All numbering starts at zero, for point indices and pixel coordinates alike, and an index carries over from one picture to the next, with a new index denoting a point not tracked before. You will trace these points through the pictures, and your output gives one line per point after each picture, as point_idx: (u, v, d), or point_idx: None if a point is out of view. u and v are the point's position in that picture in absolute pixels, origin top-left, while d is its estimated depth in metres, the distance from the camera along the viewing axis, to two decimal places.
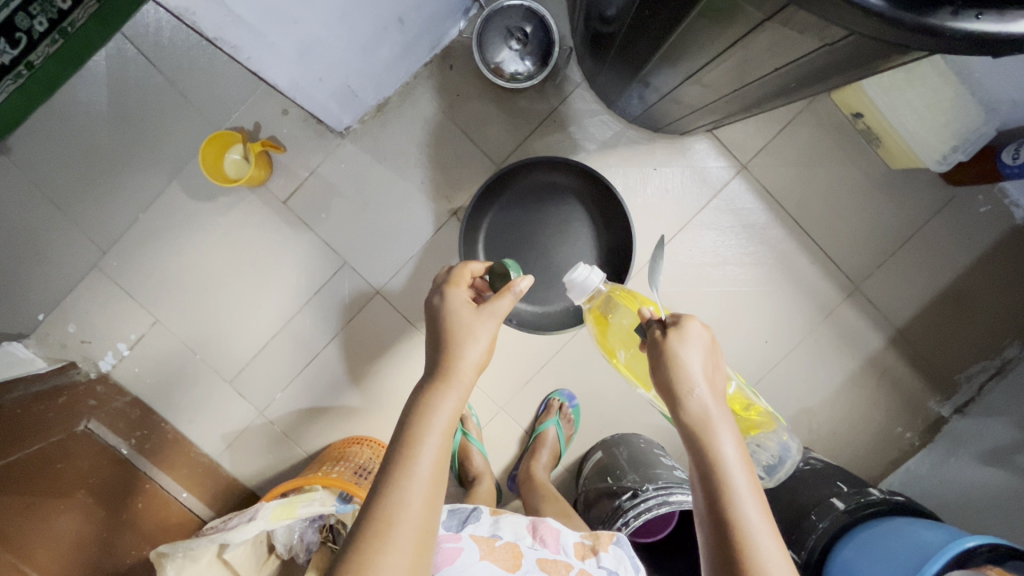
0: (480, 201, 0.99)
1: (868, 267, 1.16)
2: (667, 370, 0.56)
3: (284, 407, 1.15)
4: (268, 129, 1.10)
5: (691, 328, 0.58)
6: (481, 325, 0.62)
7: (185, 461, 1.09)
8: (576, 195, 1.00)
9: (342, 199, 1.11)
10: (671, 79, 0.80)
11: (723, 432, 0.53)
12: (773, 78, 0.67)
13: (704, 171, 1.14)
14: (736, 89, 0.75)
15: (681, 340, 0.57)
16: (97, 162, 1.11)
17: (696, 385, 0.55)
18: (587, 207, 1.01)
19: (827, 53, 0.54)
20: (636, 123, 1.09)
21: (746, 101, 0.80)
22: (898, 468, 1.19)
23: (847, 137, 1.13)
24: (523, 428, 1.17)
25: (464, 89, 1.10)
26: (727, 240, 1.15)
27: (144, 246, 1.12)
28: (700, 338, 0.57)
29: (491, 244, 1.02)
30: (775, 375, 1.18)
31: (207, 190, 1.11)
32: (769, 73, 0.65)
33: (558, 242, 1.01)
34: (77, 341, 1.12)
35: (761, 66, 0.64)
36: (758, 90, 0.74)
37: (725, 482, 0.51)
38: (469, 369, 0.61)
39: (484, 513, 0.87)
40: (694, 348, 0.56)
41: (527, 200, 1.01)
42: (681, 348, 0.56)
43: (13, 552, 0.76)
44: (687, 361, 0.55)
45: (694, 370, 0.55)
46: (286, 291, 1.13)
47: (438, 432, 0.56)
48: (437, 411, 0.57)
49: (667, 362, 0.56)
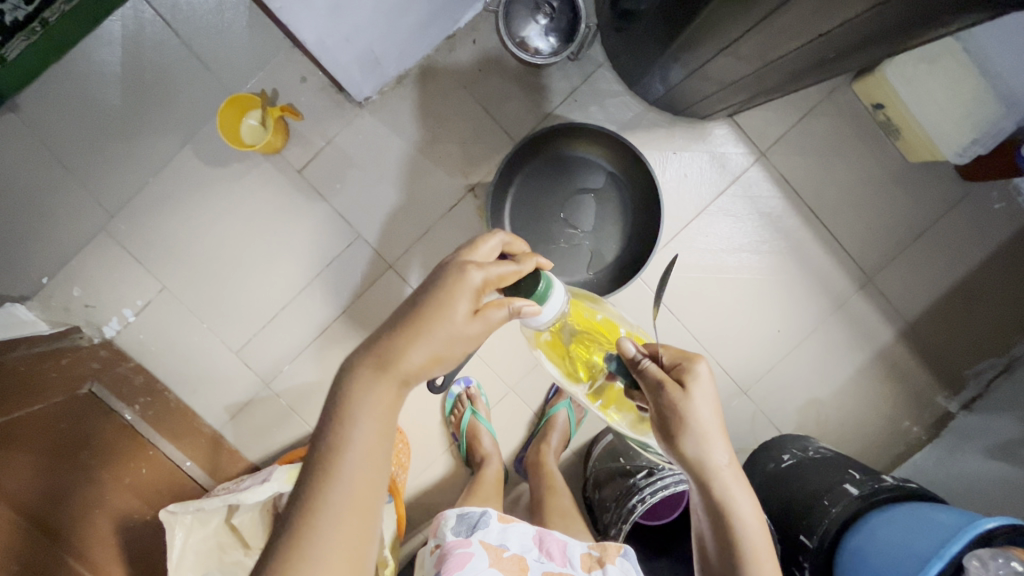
0: (504, 172, 0.97)
1: (881, 259, 1.16)
2: (688, 437, 0.63)
3: (291, 380, 1.12)
4: (286, 96, 1.09)
5: (699, 377, 0.64)
6: (441, 319, 0.54)
7: (189, 431, 1.07)
8: (606, 168, 0.99)
9: (357, 169, 1.10)
10: (704, 53, 0.80)
11: (742, 502, 0.63)
12: (807, 50, 0.69)
13: (723, 157, 1.13)
14: (768, 63, 0.75)
15: (697, 403, 0.62)
16: (112, 125, 1.09)
17: (712, 447, 0.63)
18: (618, 180, 0.99)
19: (877, 13, 0.56)
20: (659, 105, 1.09)
21: (779, 77, 0.80)
22: (904, 462, 1.19)
23: (866, 129, 1.13)
24: (533, 411, 1.16)
25: (487, 65, 1.09)
26: (744, 227, 1.15)
27: (154, 211, 1.10)
28: (708, 394, 0.64)
29: (513, 221, 1.00)
30: (785, 365, 1.18)
31: (222, 156, 1.09)
32: (808, 43, 0.67)
33: (582, 217, 0.99)
34: (82, 306, 1.09)
35: (800, 33, 0.65)
36: (790, 65, 0.75)
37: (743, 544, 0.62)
38: (408, 366, 0.54)
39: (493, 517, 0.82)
40: (706, 406, 0.63)
41: (552, 174, 1.00)
42: (694, 406, 0.62)
43: (4, 498, 0.72)
44: (707, 425, 0.62)
45: (712, 439, 0.63)
46: (298, 262, 1.11)
47: (359, 439, 0.51)
48: (360, 412, 0.52)
49: (683, 431, 0.62)
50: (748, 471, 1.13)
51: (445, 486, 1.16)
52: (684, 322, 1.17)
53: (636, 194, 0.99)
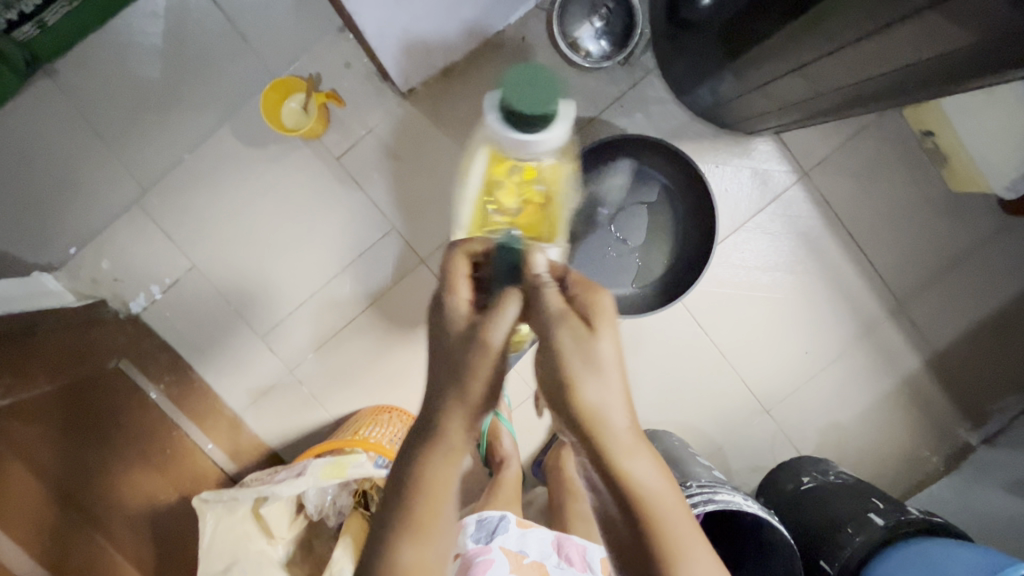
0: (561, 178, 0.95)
1: (917, 288, 1.15)
2: (580, 384, 0.47)
3: (314, 368, 1.12)
4: (328, 81, 1.07)
5: (604, 314, 0.49)
6: (482, 364, 0.47)
7: (210, 412, 1.07)
8: (661, 181, 0.98)
9: (396, 160, 1.08)
10: (770, 71, 0.81)
11: (650, 470, 0.47)
12: (874, 83, 0.70)
13: (766, 174, 1.12)
14: (832, 90, 0.77)
15: (598, 335, 0.48)
16: (150, 99, 1.07)
17: (614, 393, 0.47)
18: (672, 194, 0.98)
19: (981, 48, 0.56)
20: (706, 116, 1.07)
21: (844, 101, 0.79)
22: (921, 491, 1.18)
23: (912, 155, 1.12)
24: (555, 414, 1.16)
25: (534, 63, 1.07)
26: (780, 246, 1.14)
27: (188, 188, 1.08)
28: (612, 325, 0.49)
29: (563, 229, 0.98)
30: (810, 387, 1.18)
31: (260, 137, 1.07)
32: (881, 73, 0.67)
33: (634, 230, 0.99)
34: (108, 279, 1.08)
35: (874, 66, 0.67)
36: (848, 95, 0.76)
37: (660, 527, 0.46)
38: (479, 415, 0.48)
39: (512, 523, 0.89)
40: (609, 342, 0.48)
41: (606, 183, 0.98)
42: (601, 348, 0.48)
43: (25, 462, 0.72)
44: (606, 369, 0.47)
45: (616, 390, 0.47)
46: (329, 250, 1.10)
47: (440, 498, 0.48)
48: (436, 475, 0.48)
49: (574, 373, 0.47)
50: (766, 490, 1.12)
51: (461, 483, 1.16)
52: (713, 338, 1.16)
53: (690, 208, 0.98)
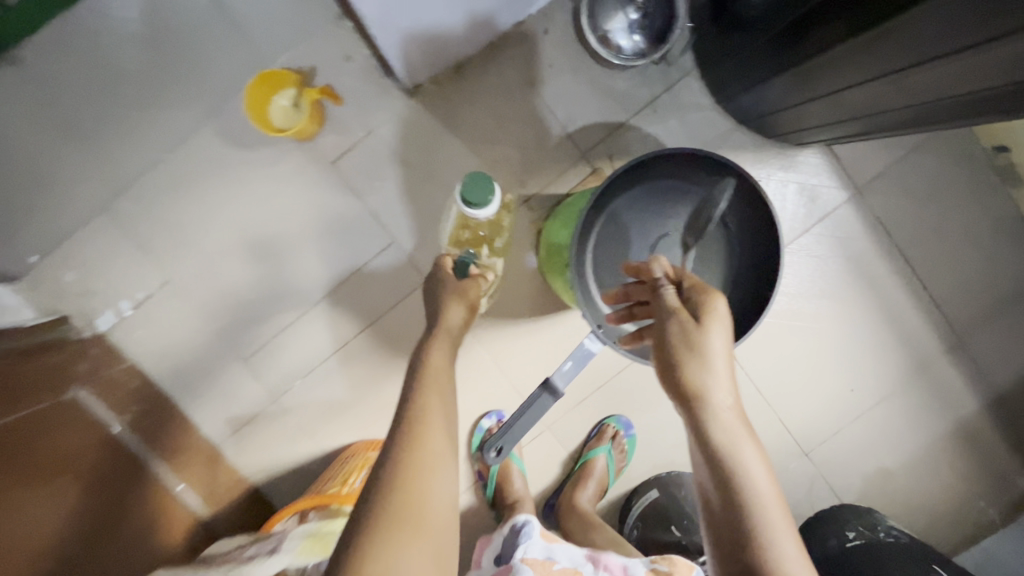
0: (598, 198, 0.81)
1: (977, 321, 1.03)
2: (691, 364, 0.56)
3: (302, 396, 1.00)
4: (325, 75, 0.95)
5: (716, 312, 0.58)
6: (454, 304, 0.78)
7: (184, 445, 0.95)
8: (716, 205, 0.82)
9: (399, 166, 0.96)
10: (833, 82, 0.71)
11: (748, 448, 0.54)
12: (957, 105, 0.62)
13: (813, 191, 1.00)
14: (901, 108, 0.68)
15: (710, 325, 0.57)
16: (124, 89, 0.94)
17: (719, 378, 0.56)
18: (728, 220, 0.82)
19: None
20: (750, 123, 0.95)
21: (930, 117, 0.67)
22: (975, 546, 1.06)
23: (980, 173, 0.99)
24: (569, 453, 1.04)
25: (558, 60, 0.95)
26: (827, 271, 1.02)
27: (165, 192, 0.96)
28: (724, 326, 0.58)
29: (595, 257, 0.84)
30: (854, 428, 1.06)
31: (247, 137, 0.96)
32: (971, 93, 0.59)
33: (680, 264, 0.82)
34: (74, 293, 0.96)
35: (966, 83, 0.58)
36: (920, 115, 0.68)
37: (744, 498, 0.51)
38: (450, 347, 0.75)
39: (537, 534, 0.76)
40: (721, 333, 0.57)
41: (648, 205, 0.84)
42: (710, 337, 0.57)
43: None
44: (717, 358, 0.56)
45: (717, 373, 0.56)
46: (322, 265, 0.98)
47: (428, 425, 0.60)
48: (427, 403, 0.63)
49: (684, 355, 0.57)
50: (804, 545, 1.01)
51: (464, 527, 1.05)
52: (748, 372, 1.04)
53: (750, 238, 0.81)
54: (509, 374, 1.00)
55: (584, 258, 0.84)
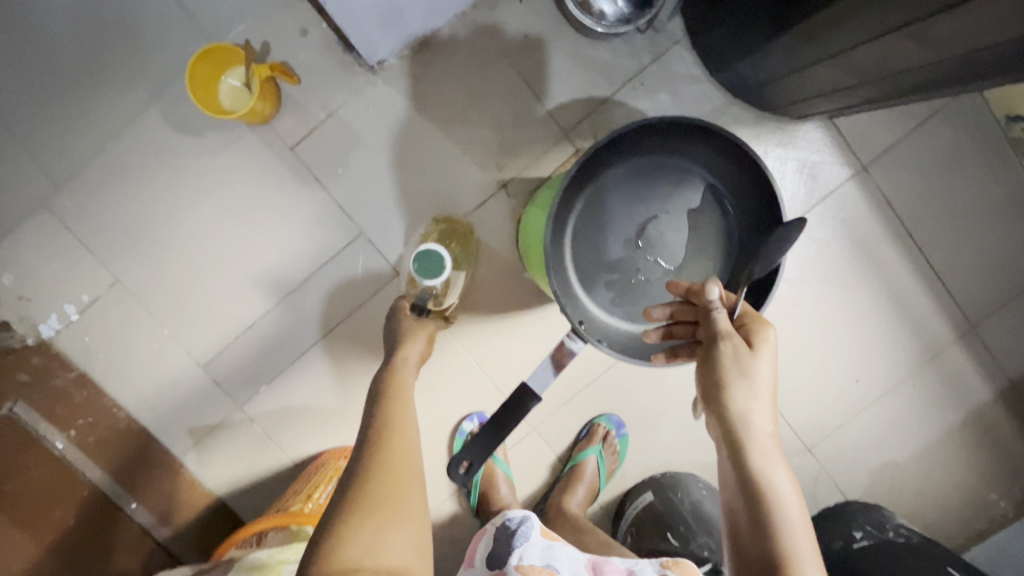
0: (577, 175, 0.75)
1: (989, 305, 0.96)
2: (737, 386, 0.53)
3: (268, 403, 0.92)
4: (280, 52, 0.86)
5: (767, 338, 0.55)
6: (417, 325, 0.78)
7: (139, 460, 0.88)
8: (706, 178, 0.76)
9: (364, 150, 0.88)
10: (836, 42, 0.64)
11: (787, 481, 0.50)
12: (975, 60, 0.54)
13: (814, 168, 0.92)
14: (912, 70, 0.61)
15: (758, 349, 0.55)
16: (56, 70, 0.85)
17: (761, 406, 0.53)
18: (720, 194, 0.75)
19: None
20: (745, 96, 0.87)
21: (959, 75, 0.58)
22: (986, 540, 1.01)
23: (993, 145, 0.92)
24: (557, 455, 0.97)
25: (535, 30, 0.87)
26: (829, 255, 0.95)
27: (110, 185, 0.88)
28: (772, 352, 0.55)
29: (575, 242, 0.78)
30: (860, 420, 0.99)
31: (197, 123, 0.87)
32: (994, 44, 0.51)
33: (669, 245, 0.75)
34: (12, 297, 0.88)
35: (979, 35, 0.51)
36: (934, 78, 0.60)
37: (784, 537, 0.47)
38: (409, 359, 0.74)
39: (536, 530, 0.59)
40: (768, 359, 0.55)
41: (633, 182, 0.77)
42: (759, 363, 0.54)
43: None
44: (763, 384, 0.53)
45: (763, 402, 0.53)
46: (284, 260, 0.90)
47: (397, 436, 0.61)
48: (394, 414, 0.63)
49: (731, 377, 0.53)
50: None
51: (450, 537, 0.98)
52: None
53: (745, 213, 0.74)
54: (491, 374, 0.93)
55: (563, 243, 0.78)
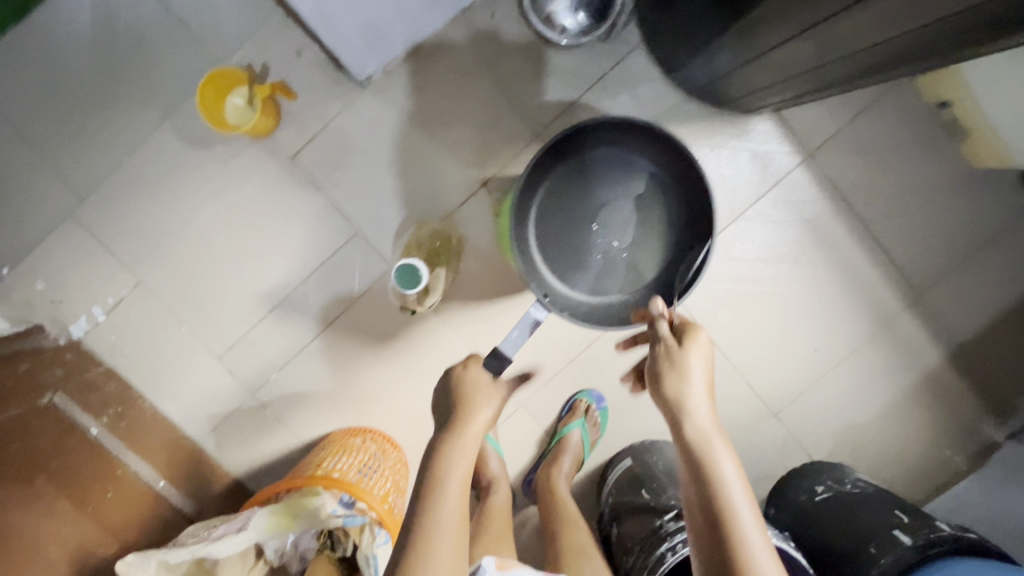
0: (531, 174, 0.85)
1: (934, 275, 1.05)
2: (673, 379, 0.63)
3: (279, 389, 1.02)
4: (278, 72, 0.96)
5: (696, 337, 0.65)
6: (492, 388, 0.73)
7: (164, 444, 0.97)
8: (653, 171, 0.86)
9: (357, 157, 0.98)
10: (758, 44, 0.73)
11: (723, 455, 0.58)
12: (873, 53, 0.64)
13: (765, 157, 1.02)
14: (827, 63, 0.70)
15: (690, 347, 0.64)
16: (79, 95, 0.95)
17: (697, 393, 0.62)
18: (662, 182, 0.86)
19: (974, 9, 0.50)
20: (698, 94, 0.96)
21: (870, 64, 0.67)
22: (944, 494, 1.09)
23: (928, 129, 1.01)
24: (544, 429, 1.06)
25: (506, 43, 0.97)
26: (783, 235, 1.04)
27: (130, 198, 0.98)
28: (704, 347, 0.64)
29: (537, 232, 0.88)
30: (821, 386, 1.08)
31: (206, 138, 0.97)
32: (886, 39, 0.60)
33: (620, 229, 0.87)
34: (46, 301, 0.97)
35: (869, 34, 0.61)
36: (847, 69, 0.69)
37: (723, 506, 0.55)
38: (479, 426, 0.69)
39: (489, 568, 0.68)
40: (699, 354, 0.64)
41: (585, 176, 0.87)
42: (690, 357, 0.63)
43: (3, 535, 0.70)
44: (697, 376, 0.62)
45: (697, 389, 0.62)
46: (288, 259, 0.99)
47: (453, 488, 0.64)
48: (451, 463, 0.65)
49: (666, 373, 0.63)
50: (776, 500, 1.04)
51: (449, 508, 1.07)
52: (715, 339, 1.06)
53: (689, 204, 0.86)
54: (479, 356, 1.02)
55: (526, 233, 0.88)
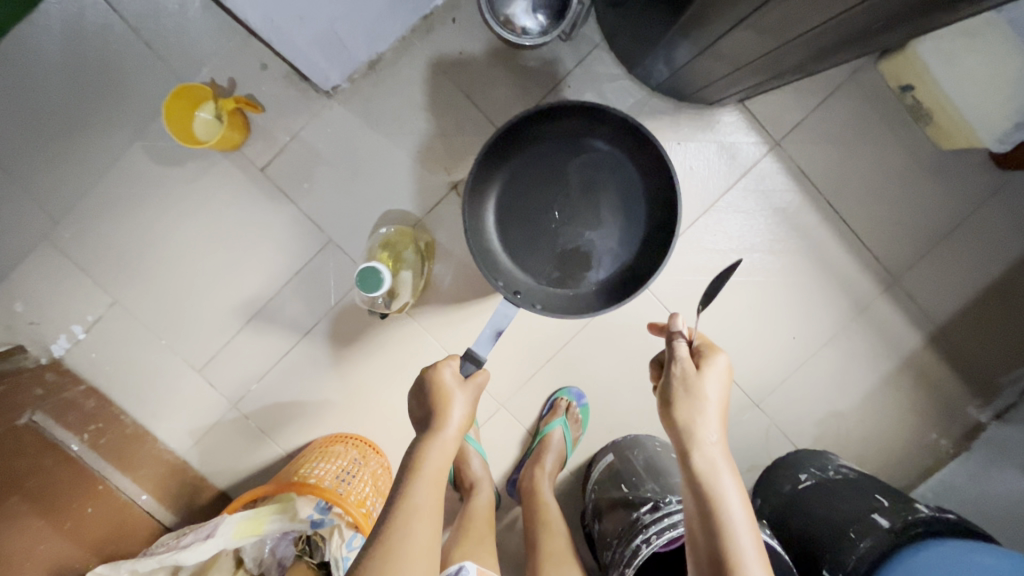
0: (492, 159, 0.86)
1: (908, 258, 1.05)
2: (686, 403, 0.63)
3: (259, 400, 1.02)
4: (245, 87, 0.97)
5: (714, 362, 0.65)
6: (464, 391, 0.72)
7: (147, 460, 0.98)
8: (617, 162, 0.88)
9: (326, 166, 0.99)
10: (705, 37, 0.74)
11: (730, 485, 0.59)
12: (816, 36, 0.64)
13: (732, 147, 1.02)
14: (775, 48, 0.70)
15: (706, 372, 0.64)
16: (51, 118, 0.97)
17: (709, 421, 0.62)
18: (619, 163, 0.88)
19: None
20: (661, 89, 0.97)
21: (816, 47, 0.67)
22: (932, 478, 1.09)
23: (893, 113, 1.02)
24: (526, 429, 1.06)
25: (469, 47, 0.98)
26: (755, 223, 1.04)
27: (105, 216, 0.99)
28: (721, 374, 0.65)
29: (499, 222, 0.90)
30: (801, 374, 1.08)
31: (176, 154, 0.98)
32: (822, 23, 0.61)
33: (582, 216, 0.88)
34: (25, 322, 0.98)
35: (806, 19, 0.61)
36: (797, 52, 0.70)
37: (727, 537, 0.56)
38: (454, 429, 0.69)
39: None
40: (715, 380, 0.64)
41: (547, 164, 0.89)
42: (705, 384, 0.64)
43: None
44: (711, 402, 0.63)
45: (710, 416, 0.62)
46: (264, 270, 1.00)
47: (428, 479, 0.64)
48: (426, 459, 0.65)
49: (679, 397, 0.63)
50: (762, 491, 1.03)
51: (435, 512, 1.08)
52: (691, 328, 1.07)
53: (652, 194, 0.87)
54: None
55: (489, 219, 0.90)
